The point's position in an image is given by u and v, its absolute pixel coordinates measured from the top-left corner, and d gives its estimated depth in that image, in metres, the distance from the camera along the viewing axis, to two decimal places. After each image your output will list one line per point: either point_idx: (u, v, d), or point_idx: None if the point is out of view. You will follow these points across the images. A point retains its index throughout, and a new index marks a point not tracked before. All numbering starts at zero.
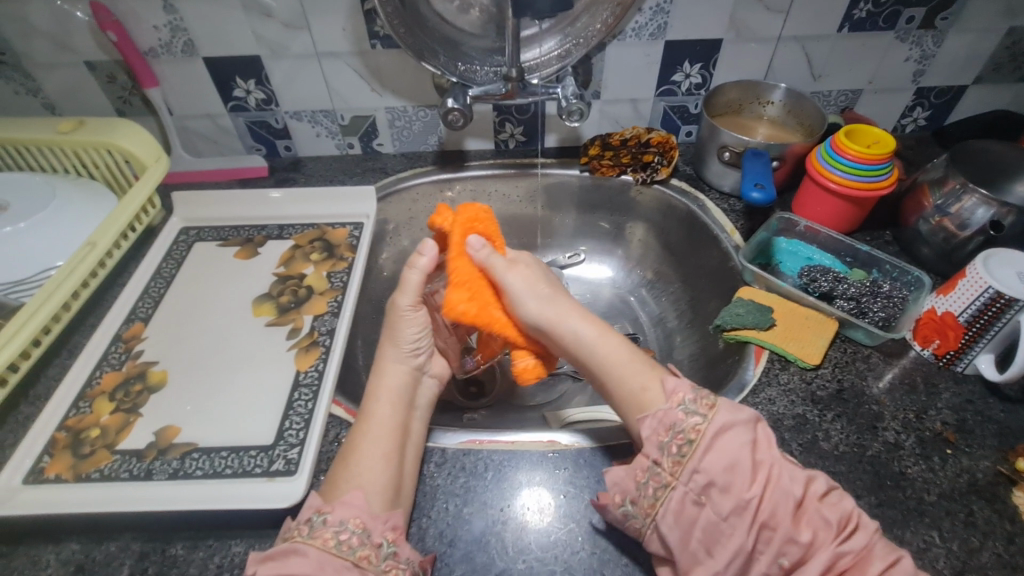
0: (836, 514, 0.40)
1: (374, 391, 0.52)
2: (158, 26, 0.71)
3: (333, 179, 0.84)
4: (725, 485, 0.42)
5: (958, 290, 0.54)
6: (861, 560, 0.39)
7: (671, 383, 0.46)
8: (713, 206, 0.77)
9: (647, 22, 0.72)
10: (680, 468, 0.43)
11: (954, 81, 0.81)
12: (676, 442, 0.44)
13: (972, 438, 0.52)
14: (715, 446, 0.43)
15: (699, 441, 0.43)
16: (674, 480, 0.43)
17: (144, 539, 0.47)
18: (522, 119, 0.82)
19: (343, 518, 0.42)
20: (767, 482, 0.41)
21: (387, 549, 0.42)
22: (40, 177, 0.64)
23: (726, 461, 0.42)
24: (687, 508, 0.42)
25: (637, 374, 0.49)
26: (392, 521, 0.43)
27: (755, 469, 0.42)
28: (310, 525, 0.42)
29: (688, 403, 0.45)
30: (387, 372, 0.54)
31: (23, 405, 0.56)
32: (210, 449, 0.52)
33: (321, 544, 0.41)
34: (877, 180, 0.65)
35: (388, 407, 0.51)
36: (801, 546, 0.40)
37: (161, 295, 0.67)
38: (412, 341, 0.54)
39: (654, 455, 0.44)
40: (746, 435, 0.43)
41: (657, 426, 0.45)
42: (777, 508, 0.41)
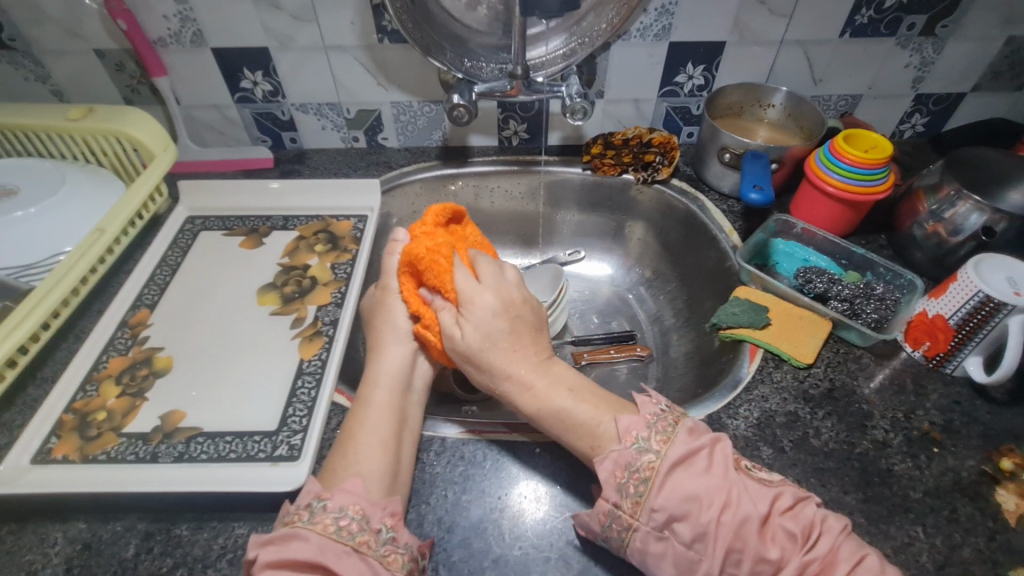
0: (798, 525, 0.42)
1: (374, 375, 0.54)
2: (168, 16, 0.71)
3: (337, 172, 0.85)
4: (684, 514, 0.43)
5: (949, 293, 0.56)
6: (831, 567, 0.40)
7: (623, 424, 0.47)
8: (712, 207, 0.78)
9: (652, 23, 0.73)
10: (639, 508, 0.44)
11: (952, 89, 0.82)
12: (634, 481, 0.45)
13: (958, 438, 0.53)
14: (668, 483, 0.44)
15: (654, 479, 0.44)
16: (634, 521, 0.44)
17: (150, 519, 0.48)
18: (526, 116, 0.83)
19: (343, 505, 0.43)
20: (726, 506, 0.42)
21: (386, 534, 0.43)
22: (50, 163, 0.65)
23: (683, 493, 0.43)
24: (654, 542, 0.43)
25: (587, 424, 0.49)
26: (391, 508, 0.44)
27: (711, 497, 0.43)
28: (310, 511, 0.43)
29: (642, 441, 0.46)
30: (384, 356, 0.55)
31: (30, 387, 0.57)
32: (215, 434, 0.54)
33: (321, 530, 0.42)
34: (873, 185, 0.66)
35: (385, 396, 0.52)
36: (771, 563, 0.41)
37: (167, 282, 0.68)
38: (407, 323, 0.56)
39: (614, 498, 0.45)
40: (701, 462, 0.44)
41: (613, 468, 0.46)
42: (740, 529, 0.41)
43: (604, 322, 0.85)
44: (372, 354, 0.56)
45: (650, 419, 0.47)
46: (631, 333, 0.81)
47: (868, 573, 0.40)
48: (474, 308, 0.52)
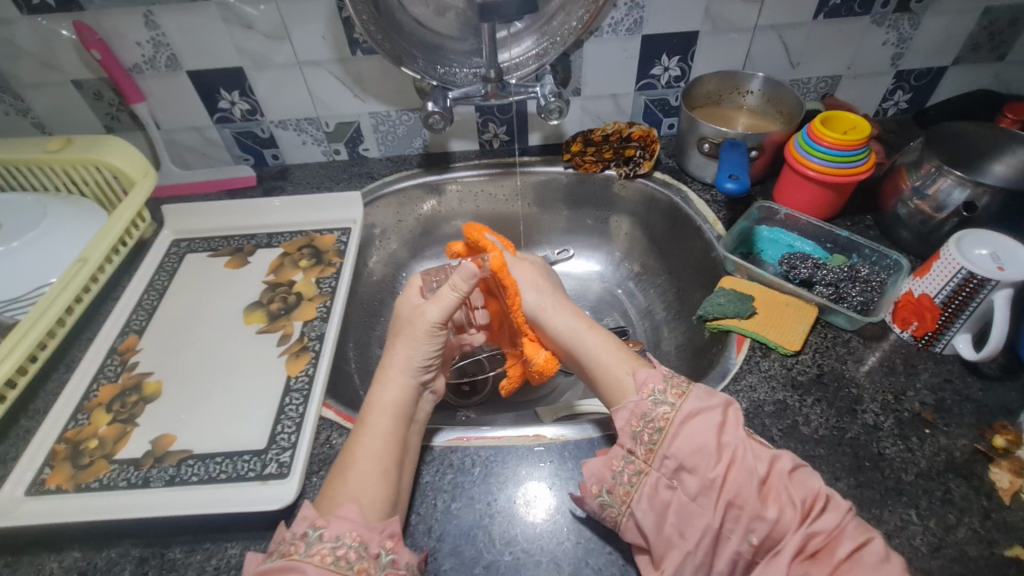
0: (800, 493, 0.42)
1: (374, 402, 0.52)
2: (141, 42, 0.72)
3: (320, 186, 0.85)
4: (693, 467, 0.44)
5: (934, 271, 0.55)
6: (832, 539, 0.40)
7: (643, 375, 0.49)
8: (695, 198, 0.78)
9: (623, 17, 0.73)
10: (652, 455, 0.45)
11: (933, 63, 0.81)
12: (647, 430, 0.46)
13: (950, 417, 0.53)
14: (682, 434, 0.45)
15: (668, 429, 0.45)
16: (647, 467, 0.46)
17: (143, 544, 0.48)
18: (505, 119, 0.83)
19: (339, 534, 0.42)
20: (731, 463, 0.43)
21: (385, 558, 0.42)
22: (32, 197, 0.66)
23: (694, 445, 0.44)
24: (660, 493, 0.44)
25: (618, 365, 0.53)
26: (389, 530, 0.44)
27: (719, 451, 0.44)
28: (307, 541, 0.42)
29: (658, 394, 0.47)
30: (385, 389, 0.53)
31: (23, 419, 0.58)
32: (205, 456, 0.54)
33: (319, 561, 0.40)
34: (853, 166, 0.65)
35: (383, 422, 0.50)
36: (767, 522, 0.41)
37: (154, 307, 0.68)
38: (422, 360, 0.54)
39: (629, 445, 0.47)
40: (715, 416, 0.45)
41: (629, 417, 0.48)
42: (740, 488, 0.42)
43: (596, 319, 0.84)
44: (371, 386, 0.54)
45: (667, 375, 0.49)
46: (622, 329, 0.80)
47: (872, 555, 0.38)
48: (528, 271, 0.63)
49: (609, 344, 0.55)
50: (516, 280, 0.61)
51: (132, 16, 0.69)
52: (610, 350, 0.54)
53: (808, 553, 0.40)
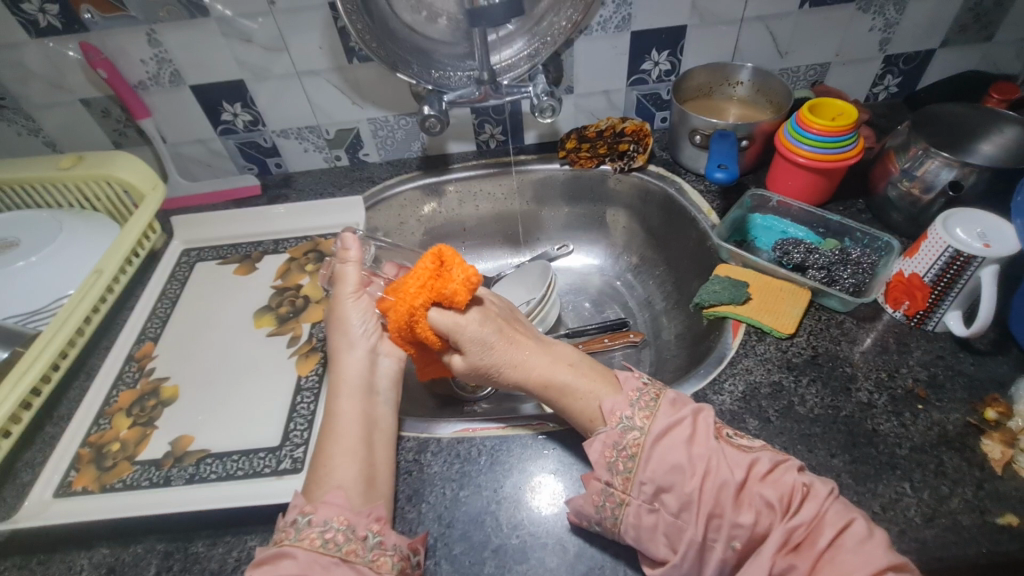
0: (777, 493, 0.43)
1: (335, 385, 0.55)
2: (146, 60, 0.74)
3: (323, 192, 0.87)
4: (669, 485, 0.45)
5: (922, 251, 0.56)
6: (813, 529, 0.41)
7: (609, 402, 0.49)
8: (689, 188, 0.79)
9: (612, 15, 0.74)
10: (629, 484, 0.46)
11: (921, 46, 0.82)
12: (621, 459, 0.47)
13: (942, 393, 0.54)
14: (654, 456, 0.46)
15: (640, 454, 0.46)
16: (626, 496, 0.46)
17: (168, 539, 0.50)
18: (501, 119, 0.85)
19: (327, 518, 0.45)
20: (706, 473, 0.44)
21: (372, 539, 0.45)
22: (47, 213, 0.68)
23: (668, 465, 0.45)
24: (645, 518, 0.45)
25: (582, 393, 0.52)
26: (375, 513, 0.47)
27: (693, 465, 0.45)
28: (297, 527, 0.45)
29: (627, 420, 0.48)
30: (346, 361, 0.56)
31: (48, 425, 0.60)
32: (222, 454, 0.56)
33: (307, 545, 0.44)
34: (842, 151, 0.67)
35: (349, 404, 0.53)
36: (745, 528, 0.43)
37: (168, 315, 0.71)
38: (360, 326, 0.57)
39: (605, 477, 0.47)
40: (683, 431, 0.47)
41: (603, 448, 0.48)
42: (721, 494, 0.43)
43: (597, 311, 0.86)
44: (332, 366, 0.57)
45: (632, 397, 0.50)
46: (623, 320, 0.82)
47: (851, 538, 0.40)
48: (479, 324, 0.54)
49: (571, 367, 0.54)
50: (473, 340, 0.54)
51: (136, 35, 0.72)
52: (575, 376, 0.53)
53: (792, 547, 0.41)
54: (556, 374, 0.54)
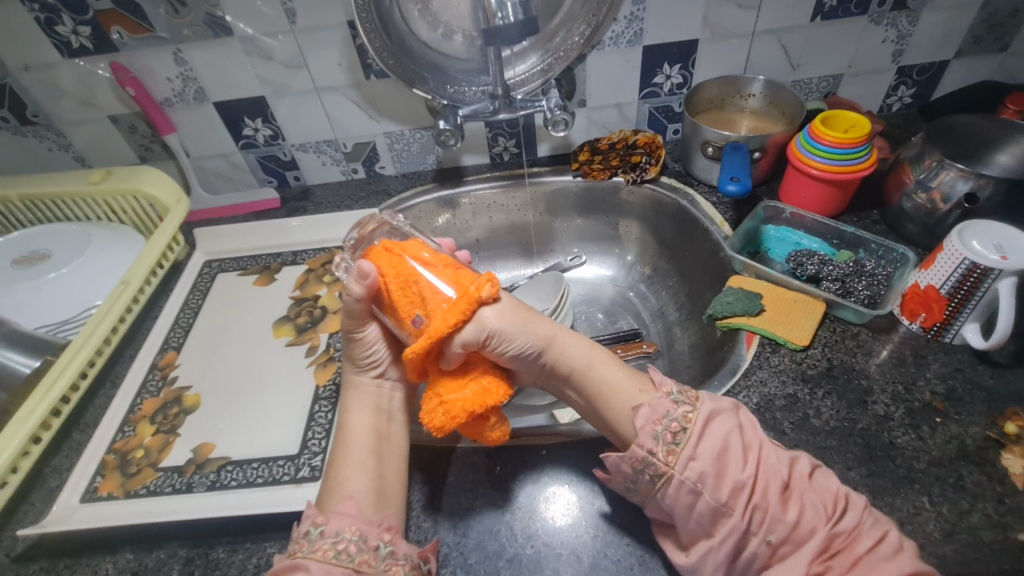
0: (821, 497, 0.43)
1: (344, 407, 0.56)
2: (172, 78, 0.77)
3: (340, 205, 0.89)
4: (719, 470, 0.44)
5: (938, 263, 0.56)
6: (853, 538, 0.41)
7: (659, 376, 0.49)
8: (702, 200, 0.79)
9: (624, 30, 0.76)
10: (675, 457, 0.44)
11: (935, 57, 0.82)
12: (670, 430, 0.45)
13: (961, 406, 0.53)
14: (706, 435, 0.45)
15: (693, 430, 0.45)
16: (671, 469, 0.44)
17: (189, 545, 0.51)
18: (514, 133, 0.87)
19: (339, 529, 0.45)
20: (757, 463, 0.44)
21: (384, 549, 0.45)
22: (76, 226, 0.71)
23: (716, 447, 0.44)
24: (683, 495, 0.44)
25: (623, 379, 0.51)
26: (386, 523, 0.47)
27: (744, 453, 0.44)
28: (310, 539, 0.45)
29: (676, 394, 0.48)
30: (355, 390, 0.57)
31: (75, 432, 0.62)
32: (242, 461, 0.57)
33: (321, 555, 0.43)
34: (855, 163, 0.67)
35: (359, 423, 0.54)
36: (787, 524, 0.42)
37: (190, 325, 0.73)
38: (368, 358, 0.56)
39: (649, 445, 0.45)
40: (732, 419, 0.46)
41: (650, 415, 0.46)
42: (768, 489, 0.43)
43: (609, 322, 0.86)
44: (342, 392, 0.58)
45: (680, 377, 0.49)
46: (636, 331, 0.82)
47: (885, 547, 0.40)
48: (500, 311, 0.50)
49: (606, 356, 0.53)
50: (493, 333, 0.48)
51: (163, 54, 0.74)
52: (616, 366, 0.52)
53: (829, 553, 0.41)
54: (594, 360, 0.52)
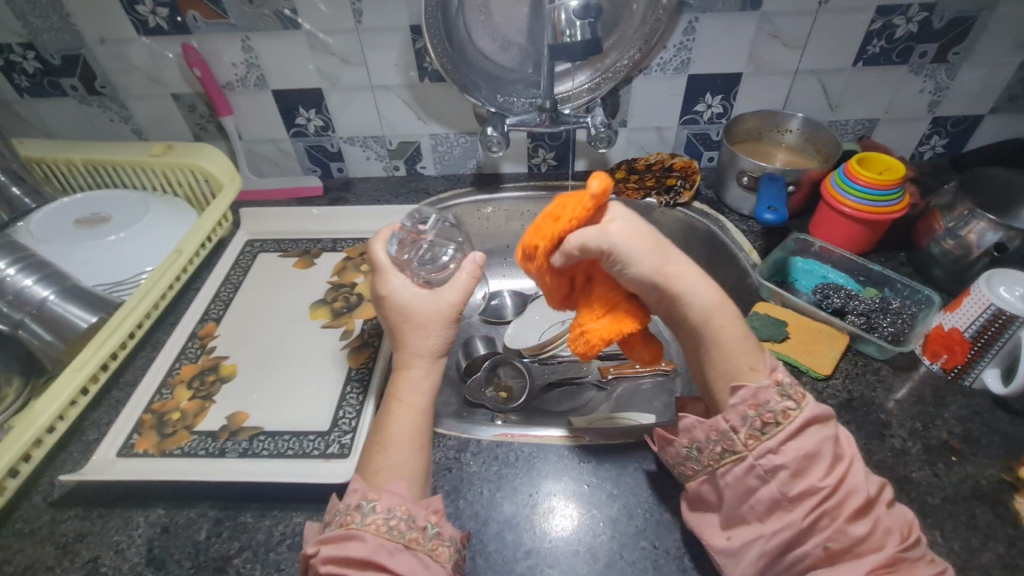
0: (898, 523, 0.42)
1: (398, 389, 0.52)
2: (236, 63, 0.81)
3: (380, 199, 0.92)
4: (799, 471, 0.43)
5: (963, 307, 0.58)
6: (916, 565, 0.40)
7: (772, 360, 0.47)
8: (732, 227, 0.82)
9: (671, 58, 0.79)
10: (756, 442, 0.44)
11: (970, 111, 0.84)
12: (763, 419, 0.44)
13: (977, 447, 0.55)
14: (800, 435, 0.43)
15: (787, 426, 0.44)
16: (746, 451, 0.45)
17: (219, 507, 0.54)
18: (555, 145, 0.89)
19: (389, 506, 0.45)
20: (845, 474, 0.43)
21: (431, 530, 0.45)
22: (135, 194, 0.74)
23: (808, 449, 0.43)
24: (748, 479, 0.44)
25: (747, 348, 0.47)
26: (433, 506, 0.47)
27: (832, 463, 0.43)
28: (362, 512, 0.45)
29: (784, 386, 0.45)
30: (405, 373, 0.52)
31: (115, 390, 0.64)
32: (274, 433, 0.60)
33: (375, 530, 0.44)
34: (889, 205, 0.69)
35: (417, 404, 0.51)
36: (852, 536, 0.41)
37: (230, 299, 0.75)
38: (435, 344, 0.52)
39: (734, 421, 0.45)
40: (833, 428, 0.44)
41: (746, 397, 0.45)
42: (846, 500, 0.42)
43: None
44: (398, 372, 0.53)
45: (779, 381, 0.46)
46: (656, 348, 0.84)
47: None
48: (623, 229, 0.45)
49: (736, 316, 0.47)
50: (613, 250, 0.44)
51: (232, 40, 0.78)
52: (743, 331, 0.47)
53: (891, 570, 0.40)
54: (726, 320, 0.46)
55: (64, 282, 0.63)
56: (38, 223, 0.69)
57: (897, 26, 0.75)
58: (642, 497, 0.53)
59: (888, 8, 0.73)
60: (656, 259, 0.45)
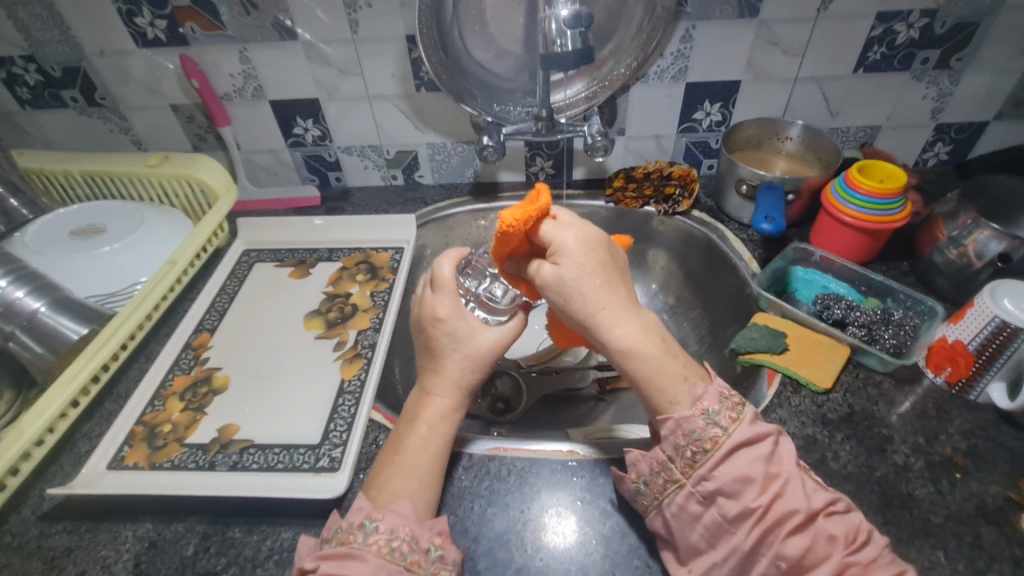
0: (841, 529, 0.41)
1: (411, 415, 0.53)
2: (234, 74, 0.81)
3: (377, 208, 0.92)
4: (733, 493, 0.43)
5: (967, 319, 0.57)
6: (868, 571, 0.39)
7: (698, 389, 0.46)
8: (731, 236, 0.81)
9: (669, 66, 0.78)
10: (691, 470, 0.45)
11: (973, 118, 0.83)
12: (692, 447, 0.45)
13: (982, 464, 0.53)
14: (728, 460, 0.43)
15: (714, 452, 0.44)
16: (683, 478, 0.45)
17: (207, 521, 0.53)
18: (552, 154, 0.89)
19: (393, 527, 0.45)
20: (778, 494, 0.42)
21: (434, 553, 0.45)
22: (131, 206, 0.75)
23: (737, 472, 0.43)
24: (691, 505, 0.45)
25: (671, 381, 0.47)
26: (437, 527, 0.46)
27: (765, 481, 0.43)
28: (364, 531, 0.44)
29: (712, 413, 0.45)
30: (428, 402, 0.53)
31: (107, 401, 0.64)
32: (265, 446, 0.59)
33: (376, 551, 0.43)
34: (889, 214, 0.68)
35: (429, 433, 0.51)
36: (791, 553, 0.40)
37: (225, 309, 0.75)
38: (457, 377, 0.53)
39: (670, 452, 0.46)
40: (765, 446, 0.44)
41: (674, 428, 0.46)
42: (783, 520, 0.41)
43: None
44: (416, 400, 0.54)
45: (723, 393, 0.46)
46: None
47: None
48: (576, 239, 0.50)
49: (658, 342, 0.48)
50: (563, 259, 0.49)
51: (229, 52, 0.78)
52: (664, 357, 0.47)
53: None
54: (643, 346, 0.47)
55: (58, 294, 0.63)
56: (33, 234, 0.70)
57: (898, 32, 0.74)
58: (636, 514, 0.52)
59: (888, 14, 0.73)
60: (596, 289, 0.47)
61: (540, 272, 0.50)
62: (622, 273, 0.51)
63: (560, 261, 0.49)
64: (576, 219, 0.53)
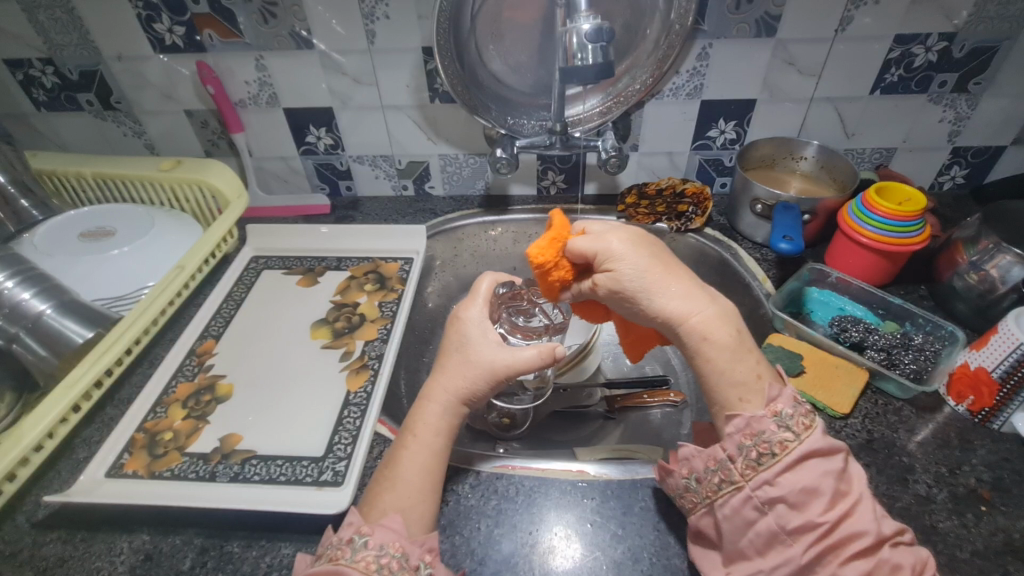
0: (909, 559, 0.40)
1: (410, 424, 0.51)
2: (249, 81, 0.81)
3: (387, 218, 0.91)
4: (797, 504, 0.42)
5: (990, 346, 0.56)
6: None
7: (773, 390, 0.46)
8: (745, 255, 0.80)
9: (684, 83, 0.78)
10: (752, 473, 0.44)
11: (991, 142, 0.82)
12: (758, 449, 0.44)
13: (1009, 497, 0.51)
14: (799, 468, 0.43)
15: (783, 458, 0.43)
16: (743, 483, 0.44)
17: (206, 534, 0.52)
18: (564, 168, 0.89)
19: (382, 543, 0.43)
20: (846, 513, 0.41)
21: (423, 571, 0.43)
22: (141, 209, 0.74)
23: (805, 483, 0.42)
24: (746, 510, 0.43)
25: (741, 380, 0.47)
26: (428, 544, 0.45)
27: (834, 498, 0.42)
28: (353, 547, 0.43)
29: (785, 418, 0.44)
30: (424, 409, 0.51)
31: (109, 407, 0.63)
32: (267, 457, 0.58)
33: (363, 567, 0.41)
34: (908, 236, 0.67)
35: (433, 442, 0.50)
36: None
37: (232, 315, 0.74)
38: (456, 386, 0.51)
39: (732, 451, 0.45)
40: (837, 463, 0.43)
41: (743, 427, 0.45)
42: (848, 541, 0.40)
43: (637, 365, 0.84)
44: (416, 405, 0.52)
45: (797, 399, 0.46)
46: (664, 377, 0.80)
47: None
48: (623, 239, 0.51)
49: (735, 332, 0.48)
50: (619, 257, 0.50)
51: (246, 59, 0.79)
52: (740, 352, 0.47)
53: None
54: (719, 335, 0.47)
55: (63, 296, 0.62)
56: (43, 236, 0.70)
57: (916, 55, 0.74)
58: (649, 540, 0.50)
59: (907, 36, 0.72)
60: (660, 279, 0.49)
61: (600, 283, 0.51)
62: (676, 262, 0.52)
63: (613, 267, 0.50)
64: (605, 224, 0.54)
